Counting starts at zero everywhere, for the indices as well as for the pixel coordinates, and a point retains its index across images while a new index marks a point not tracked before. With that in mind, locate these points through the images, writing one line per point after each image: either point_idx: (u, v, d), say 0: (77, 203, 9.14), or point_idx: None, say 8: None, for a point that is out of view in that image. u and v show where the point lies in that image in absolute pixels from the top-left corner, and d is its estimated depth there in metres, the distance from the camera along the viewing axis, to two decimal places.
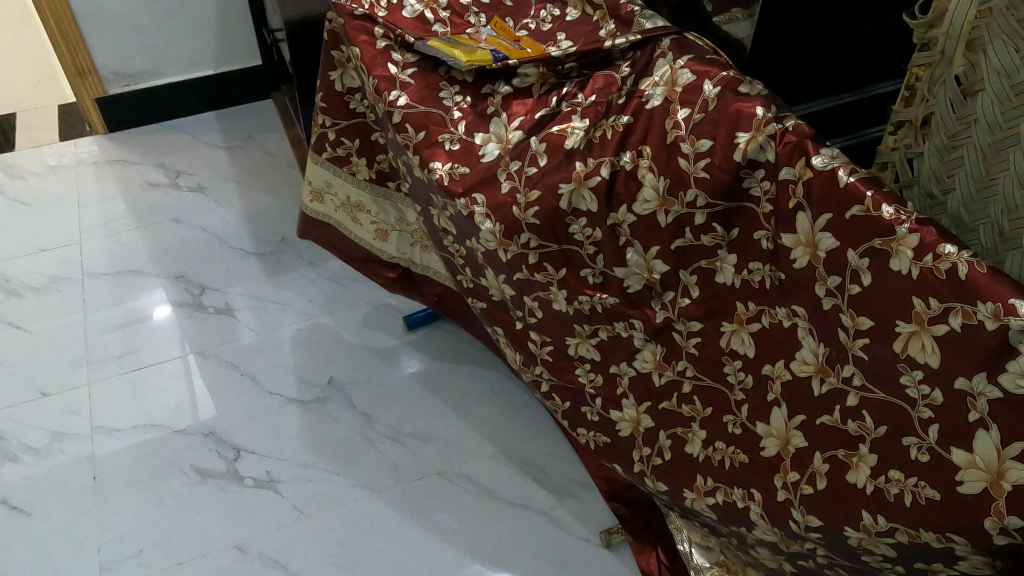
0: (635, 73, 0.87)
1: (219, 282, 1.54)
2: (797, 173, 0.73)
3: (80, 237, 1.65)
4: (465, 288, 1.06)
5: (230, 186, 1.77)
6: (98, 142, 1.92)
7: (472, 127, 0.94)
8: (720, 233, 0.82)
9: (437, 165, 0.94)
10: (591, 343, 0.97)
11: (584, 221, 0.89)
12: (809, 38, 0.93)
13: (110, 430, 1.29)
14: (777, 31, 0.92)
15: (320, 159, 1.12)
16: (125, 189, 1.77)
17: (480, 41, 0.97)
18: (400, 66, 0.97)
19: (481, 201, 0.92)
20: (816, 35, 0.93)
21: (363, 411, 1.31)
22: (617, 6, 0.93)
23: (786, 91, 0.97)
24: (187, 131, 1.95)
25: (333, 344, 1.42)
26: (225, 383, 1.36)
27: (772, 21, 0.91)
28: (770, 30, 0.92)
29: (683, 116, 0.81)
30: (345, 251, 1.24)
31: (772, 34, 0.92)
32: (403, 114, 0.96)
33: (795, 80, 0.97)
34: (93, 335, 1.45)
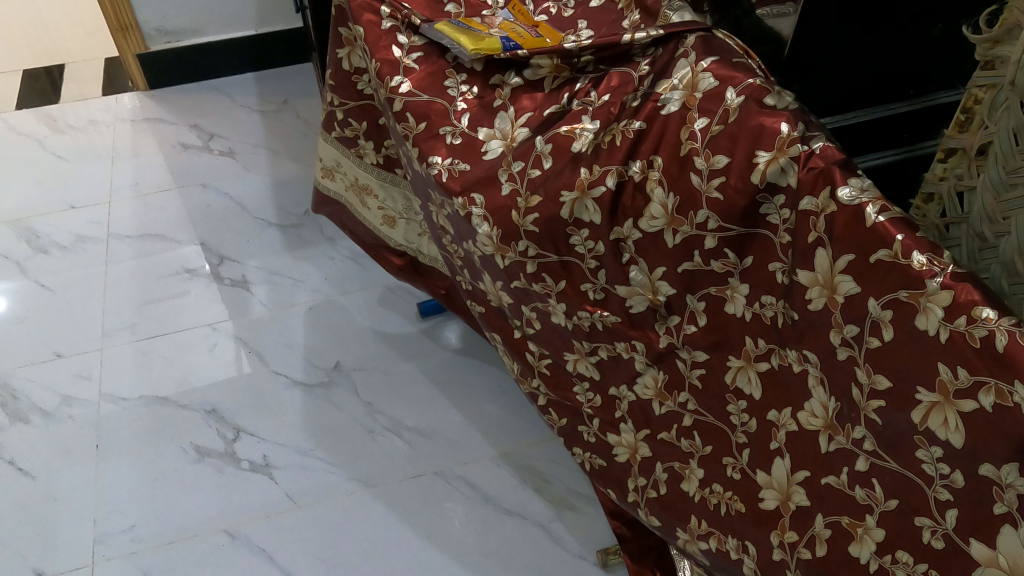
0: (655, 73, 0.78)
1: (238, 253, 1.52)
2: (819, 204, 0.64)
3: (110, 196, 1.64)
4: (466, 289, 1.00)
5: (261, 153, 1.74)
6: (138, 98, 1.91)
7: (476, 120, 0.87)
8: (732, 260, 0.73)
9: (436, 160, 0.87)
10: (590, 361, 0.90)
11: (586, 233, 0.80)
12: (862, 40, 0.82)
13: (116, 398, 1.29)
14: (824, 30, 0.81)
15: (330, 137, 1.07)
16: (159, 149, 1.76)
17: (493, 26, 0.89)
18: (406, 49, 0.90)
19: (480, 202, 0.85)
20: (869, 35, 0.82)
21: (366, 399, 1.27)
22: None
23: (830, 99, 0.86)
24: (225, 93, 1.92)
25: (344, 326, 1.38)
26: (232, 359, 1.34)
27: (818, 21, 0.80)
28: (816, 30, 0.81)
29: (701, 126, 0.72)
30: (356, 233, 1.18)
31: (818, 35, 0.81)
32: (404, 102, 0.89)
33: (840, 88, 0.86)
34: (112, 300, 1.45)
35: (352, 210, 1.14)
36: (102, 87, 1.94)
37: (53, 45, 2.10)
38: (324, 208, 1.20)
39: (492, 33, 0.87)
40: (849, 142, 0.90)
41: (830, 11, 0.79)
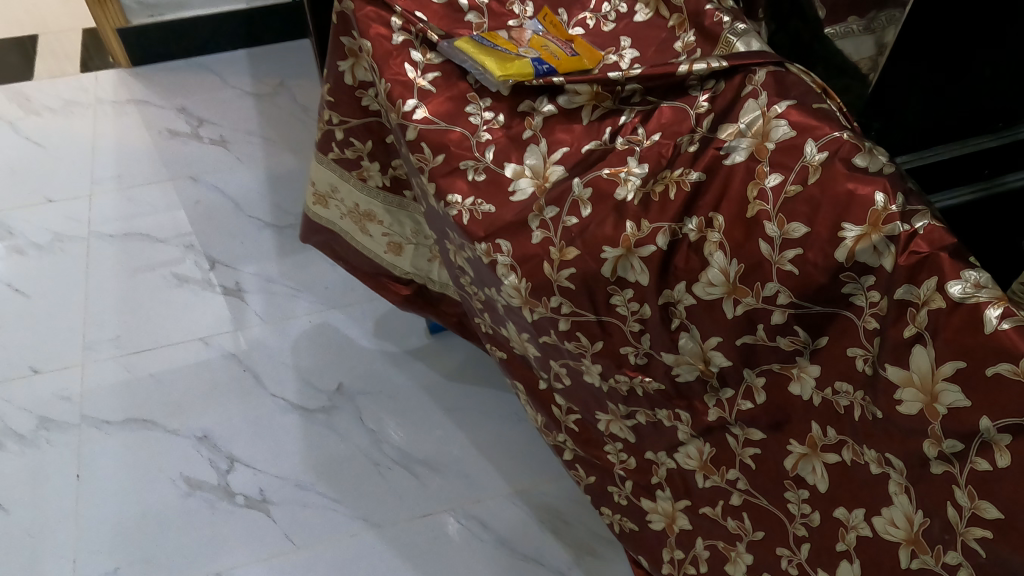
0: (715, 112, 0.67)
1: (231, 256, 1.41)
2: (922, 296, 0.54)
3: (90, 189, 1.52)
4: (484, 332, 0.90)
5: (254, 141, 1.61)
6: (120, 76, 1.77)
7: (503, 154, 0.75)
8: (803, 338, 0.63)
9: (456, 199, 0.76)
10: (626, 424, 0.81)
11: (629, 294, 0.70)
12: (952, 80, 0.72)
13: (99, 421, 1.19)
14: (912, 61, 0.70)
15: (326, 159, 0.95)
16: (143, 135, 1.63)
17: (522, 45, 0.76)
18: (420, 67, 0.77)
19: (506, 249, 0.74)
20: (962, 75, 0.72)
21: (371, 427, 1.18)
22: (700, 13, 0.71)
23: (907, 139, 0.77)
24: (214, 72, 1.78)
25: (347, 346, 1.28)
26: (225, 378, 1.24)
27: (904, 59, 0.71)
28: (900, 73, 0.72)
29: (773, 184, 0.61)
30: (350, 262, 1.08)
31: (903, 73, 0.72)
32: (419, 131, 0.76)
33: (918, 127, 0.76)
34: (94, 308, 1.34)
35: (349, 238, 1.04)
36: (80, 62, 1.80)
37: (25, 13, 1.94)
38: (313, 236, 1.10)
39: (522, 54, 0.75)
40: (926, 181, 0.80)
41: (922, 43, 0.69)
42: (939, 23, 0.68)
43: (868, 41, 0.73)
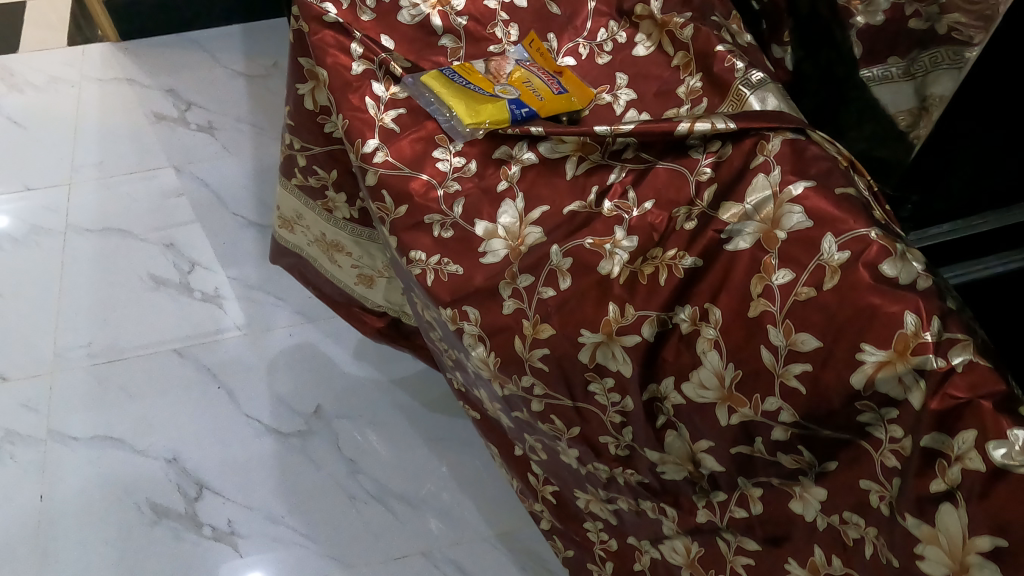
0: (719, 181, 0.56)
1: (212, 258, 1.32)
2: (959, 449, 0.45)
3: (70, 176, 1.43)
4: (457, 388, 0.81)
5: (243, 130, 1.51)
6: (107, 53, 1.65)
7: (473, 208, 0.65)
8: (808, 459, 0.54)
9: (420, 256, 0.67)
10: (607, 506, 0.72)
11: (610, 383, 0.61)
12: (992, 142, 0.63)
13: (66, 437, 1.12)
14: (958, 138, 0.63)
15: (291, 184, 0.88)
16: (127, 118, 1.53)
17: (502, 80, 0.66)
18: (383, 102, 0.67)
19: (473, 317, 0.65)
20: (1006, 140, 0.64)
21: (348, 456, 1.10)
22: (709, 53, 0.60)
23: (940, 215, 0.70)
24: (204, 49, 1.67)
25: (326, 364, 1.20)
26: (198, 394, 1.16)
27: (952, 133, 0.62)
28: (942, 151, 0.64)
29: (782, 281, 0.51)
30: (322, 290, 1.02)
31: (946, 142, 0.63)
32: (380, 176, 0.66)
33: (947, 194, 0.68)
34: (66, 308, 1.26)
35: (318, 265, 0.98)
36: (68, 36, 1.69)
37: None
38: (282, 258, 1.05)
39: (499, 94, 0.65)
40: (948, 255, 0.72)
41: (969, 116, 0.61)
42: (993, 86, 0.58)
43: (907, 88, 0.64)
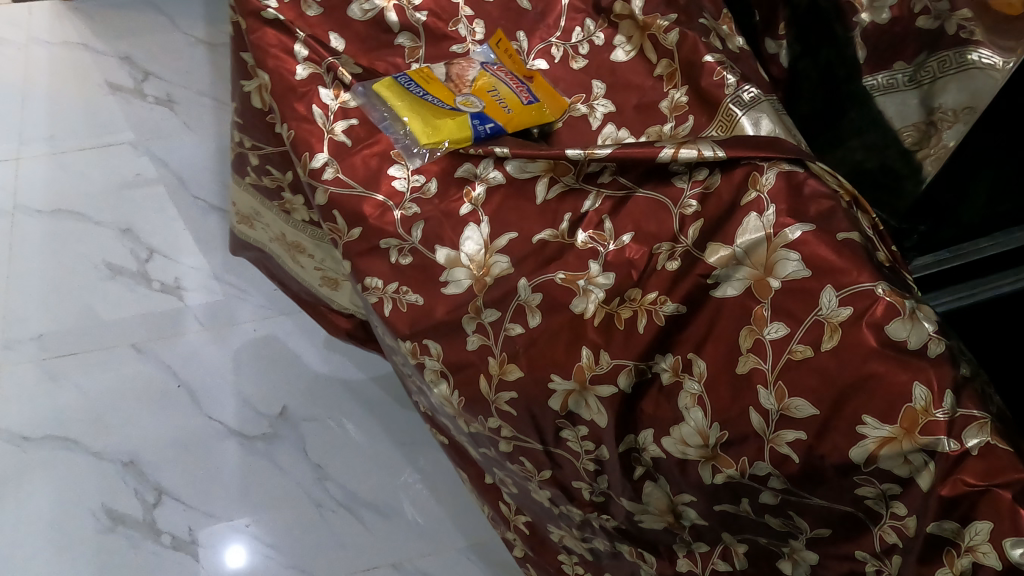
0: (706, 216, 0.50)
1: (174, 246, 1.12)
2: (973, 540, 0.41)
3: (17, 151, 1.19)
4: (423, 412, 0.74)
5: (205, 104, 1.26)
6: (56, 14, 1.35)
7: (433, 232, 0.58)
8: (800, 525, 0.48)
9: (375, 283, 0.60)
10: (582, 544, 0.67)
11: (584, 431, 0.55)
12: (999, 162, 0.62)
13: (14, 436, 0.96)
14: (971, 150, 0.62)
15: (245, 183, 0.79)
16: (77, 88, 1.26)
17: (464, 89, 0.59)
18: (332, 111, 0.59)
19: (435, 352, 0.59)
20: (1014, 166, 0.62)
21: (316, 461, 1.00)
22: (696, 62, 0.53)
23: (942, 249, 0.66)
24: (163, 13, 1.36)
25: (293, 362, 1.06)
26: (159, 393, 1.01)
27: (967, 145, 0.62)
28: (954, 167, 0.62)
29: (774, 336, 0.45)
30: (289, 286, 0.93)
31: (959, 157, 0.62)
32: (330, 194, 0.59)
33: (952, 220, 0.65)
34: (14, 298, 1.06)
35: (282, 263, 0.88)
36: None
37: None
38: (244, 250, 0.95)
39: (460, 108, 0.58)
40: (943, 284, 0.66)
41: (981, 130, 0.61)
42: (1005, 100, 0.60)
43: (913, 99, 0.63)
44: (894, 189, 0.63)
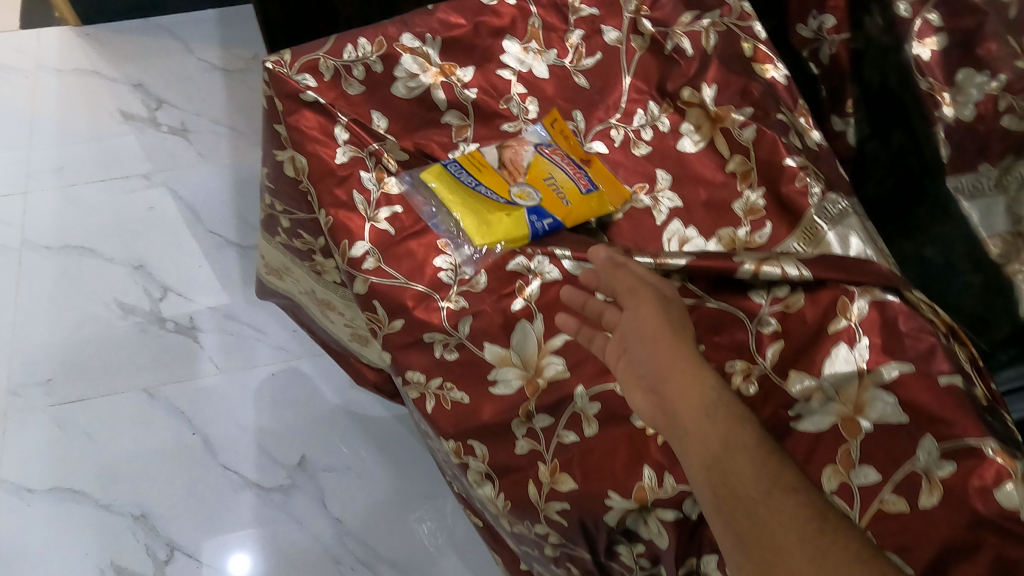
0: (788, 341, 0.47)
1: (188, 284, 1.08)
2: None
3: (24, 183, 1.15)
4: (457, 495, 0.70)
5: (221, 133, 1.22)
6: (65, 38, 1.31)
7: (482, 329, 0.54)
8: None
9: (415, 378, 0.56)
10: None
11: (642, 550, 0.51)
12: None
13: (20, 488, 0.92)
14: None
15: (274, 241, 0.76)
16: (88, 116, 1.22)
17: (518, 177, 0.57)
18: (374, 199, 0.56)
19: (480, 454, 0.54)
20: None
21: (336, 515, 0.95)
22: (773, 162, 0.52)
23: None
24: (176, 36, 1.32)
25: (313, 407, 1.01)
26: (170, 442, 0.97)
27: None
28: None
29: (867, 484, 0.41)
30: (320, 336, 0.86)
31: None
32: (370, 284, 0.55)
33: None
34: (23, 340, 1.02)
35: (313, 316, 0.82)
36: (18, 11, 1.34)
37: None
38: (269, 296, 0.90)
39: (516, 201, 0.56)
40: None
41: None
42: None
43: (999, 202, 0.58)
44: (957, 292, 0.58)
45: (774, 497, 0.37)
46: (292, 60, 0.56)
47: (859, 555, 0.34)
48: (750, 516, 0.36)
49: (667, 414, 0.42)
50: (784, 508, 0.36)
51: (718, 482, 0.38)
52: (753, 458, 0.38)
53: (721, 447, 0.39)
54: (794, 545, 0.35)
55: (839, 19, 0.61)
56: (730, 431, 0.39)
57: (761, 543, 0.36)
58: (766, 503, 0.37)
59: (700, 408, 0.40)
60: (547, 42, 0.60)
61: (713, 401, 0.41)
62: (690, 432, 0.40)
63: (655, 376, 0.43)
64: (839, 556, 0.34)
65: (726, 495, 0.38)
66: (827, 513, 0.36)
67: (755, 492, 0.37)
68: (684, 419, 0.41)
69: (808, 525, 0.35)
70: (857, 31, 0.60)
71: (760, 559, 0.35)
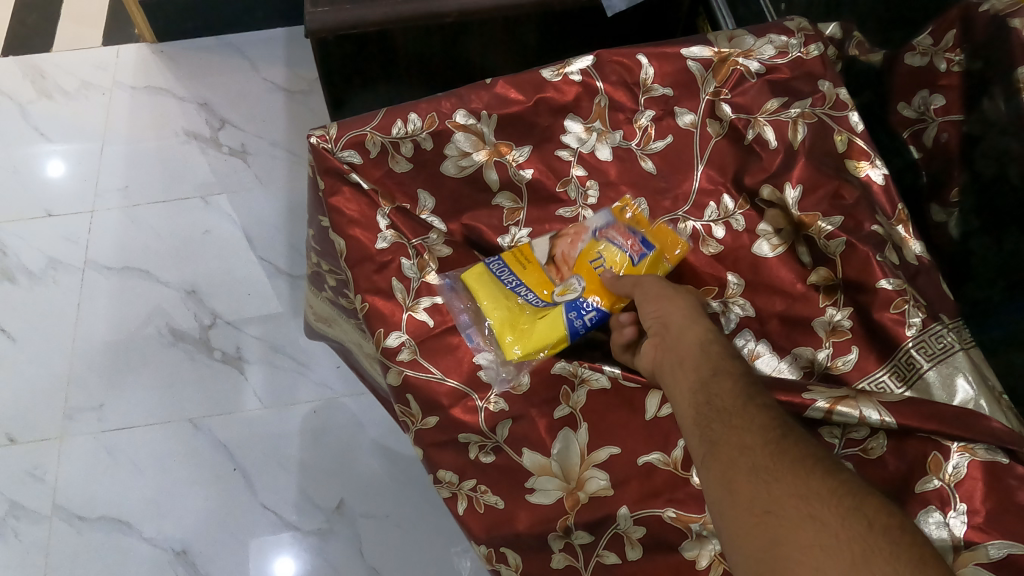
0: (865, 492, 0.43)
1: (239, 312, 1.08)
2: None
3: (91, 202, 1.16)
4: None
5: (279, 156, 1.21)
6: (140, 55, 1.32)
7: (521, 435, 0.50)
8: None
9: (447, 477, 0.52)
10: None
11: None
12: None
13: (71, 515, 0.93)
14: None
15: (322, 295, 0.75)
16: (157, 134, 1.23)
17: (565, 271, 0.55)
18: (414, 289, 0.53)
19: (513, 562, 0.50)
20: None
21: (370, 565, 0.91)
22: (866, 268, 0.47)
23: None
24: (245, 56, 1.33)
25: (351, 446, 0.98)
26: (211, 477, 0.96)
27: None
28: None
29: None
30: (368, 380, 0.82)
31: None
32: (404, 377, 0.52)
33: None
34: (81, 362, 1.03)
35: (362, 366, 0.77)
36: (100, 28, 1.36)
37: None
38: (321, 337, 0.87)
39: (558, 297, 0.54)
40: None
41: None
42: None
43: None
44: None
45: (748, 408, 0.37)
46: (338, 136, 0.54)
47: (817, 457, 0.34)
48: (720, 422, 0.37)
49: (667, 349, 0.44)
50: (753, 415, 0.37)
51: (696, 395, 0.39)
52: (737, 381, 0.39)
53: (710, 373, 0.40)
54: (757, 444, 0.35)
55: (950, 99, 0.54)
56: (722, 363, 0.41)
57: (725, 443, 0.36)
58: (739, 413, 0.37)
59: (699, 342, 0.42)
60: (613, 122, 0.57)
61: (711, 341, 0.42)
62: (685, 363, 0.42)
63: (662, 324, 0.46)
64: (794, 455, 0.34)
65: (700, 405, 0.39)
66: (798, 432, 0.37)
67: (732, 405, 0.38)
68: (682, 351, 0.43)
69: (775, 431, 0.36)
70: (973, 113, 0.52)
71: (722, 454, 0.36)
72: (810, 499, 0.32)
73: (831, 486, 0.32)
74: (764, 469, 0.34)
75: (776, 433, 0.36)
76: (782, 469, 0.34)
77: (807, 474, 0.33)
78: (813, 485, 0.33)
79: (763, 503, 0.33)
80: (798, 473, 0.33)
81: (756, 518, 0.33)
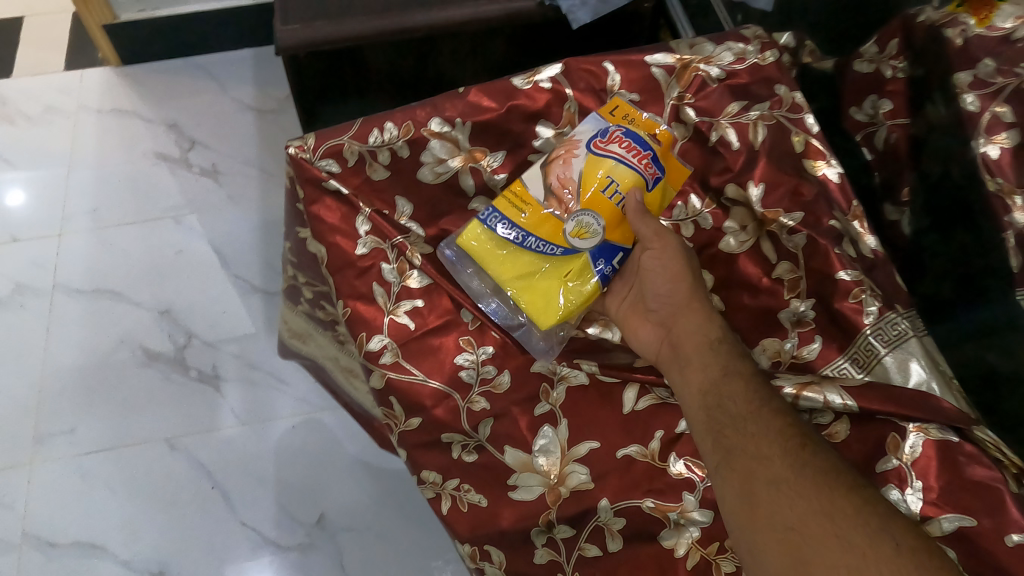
0: None
1: (213, 331, 1.07)
2: None
3: (59, 226, 1.15)
4: None
5: (251, 175, 1.22)
6: (106, 78, 1.32)
7: (503, 432, 0.52)
8: None
9: (431, 478, 0.53)
10: None
11: None
12: None
13: (44, 542, 0.92)
14: None
15: (298, 309, 0.76)
16: (125, 156, 1.23)
17: (572, 205, 0.53)
18: (394, 293, 0.55)
19: (496, 559, 0.51)
20: None
21: None
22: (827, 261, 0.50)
23: None
24: (213, 77, 1.33)
25: (329, 461, 0.99)
26: (189, 497, 0.95)
27: None
28: None
29: None
30: (347, 401, 0.83)
31: None
32: (387, 380, 0.54)
33: None
34: (51, 387, 1.02)
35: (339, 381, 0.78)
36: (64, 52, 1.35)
37: None
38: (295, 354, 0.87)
39: (575, 239, 0.53)
40: None
41: None
42: None
43: None
44: None
45: (763, 415, 0.42)
46: (316, 145, 0.55)
47: (835, 467, 0.39)
48: (735, 430, 0.42)
49: (675, 345, 0.49)
50: (770, 423, 0.42)
51: (712, 400, 0.44)
52: (747, 385, 0.44)
53: (722, 377, 0.45)
54: (777, 457, 0.40)
55: (897, 103, 0.58)
56: (732, 365, 0.45)
57: (746, 456, 0.41)
58: (754, 421, 0.42)
59: (705, 341, 0.47)
60: None
61: (718, 340, 0.47)
62: (695, 365, 0.47)
63: (667, 312, 0.51)
64: (813, 467, 0.39)
65: (717, 414, 0.44)
66: (812, 435, 0.42)
67: (745, 413, 0.43)
68: (689, 350, 0.48)
69: (791, 441, 0.41)
70: (918, 116, 0.57)
71: (743, 467, 0.41)
72: (834, 517, 0.37)
73: (855, 504, 0.38)
74: (786, 485, 0.39)
75: (795, 442, 0.41)
76: (804, 485, 0.39)
77: (828, 489, 0.38)
78: (834, 498, 0.38)
79: (788, 522, 0.38)
80: (818, 487, 0.38)
81: (778, 531, 0.38)
